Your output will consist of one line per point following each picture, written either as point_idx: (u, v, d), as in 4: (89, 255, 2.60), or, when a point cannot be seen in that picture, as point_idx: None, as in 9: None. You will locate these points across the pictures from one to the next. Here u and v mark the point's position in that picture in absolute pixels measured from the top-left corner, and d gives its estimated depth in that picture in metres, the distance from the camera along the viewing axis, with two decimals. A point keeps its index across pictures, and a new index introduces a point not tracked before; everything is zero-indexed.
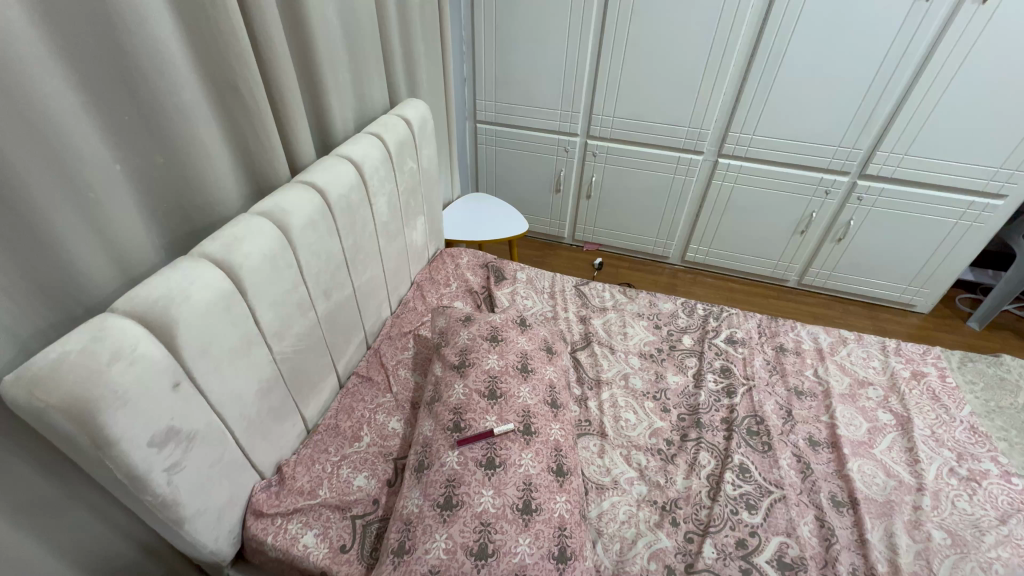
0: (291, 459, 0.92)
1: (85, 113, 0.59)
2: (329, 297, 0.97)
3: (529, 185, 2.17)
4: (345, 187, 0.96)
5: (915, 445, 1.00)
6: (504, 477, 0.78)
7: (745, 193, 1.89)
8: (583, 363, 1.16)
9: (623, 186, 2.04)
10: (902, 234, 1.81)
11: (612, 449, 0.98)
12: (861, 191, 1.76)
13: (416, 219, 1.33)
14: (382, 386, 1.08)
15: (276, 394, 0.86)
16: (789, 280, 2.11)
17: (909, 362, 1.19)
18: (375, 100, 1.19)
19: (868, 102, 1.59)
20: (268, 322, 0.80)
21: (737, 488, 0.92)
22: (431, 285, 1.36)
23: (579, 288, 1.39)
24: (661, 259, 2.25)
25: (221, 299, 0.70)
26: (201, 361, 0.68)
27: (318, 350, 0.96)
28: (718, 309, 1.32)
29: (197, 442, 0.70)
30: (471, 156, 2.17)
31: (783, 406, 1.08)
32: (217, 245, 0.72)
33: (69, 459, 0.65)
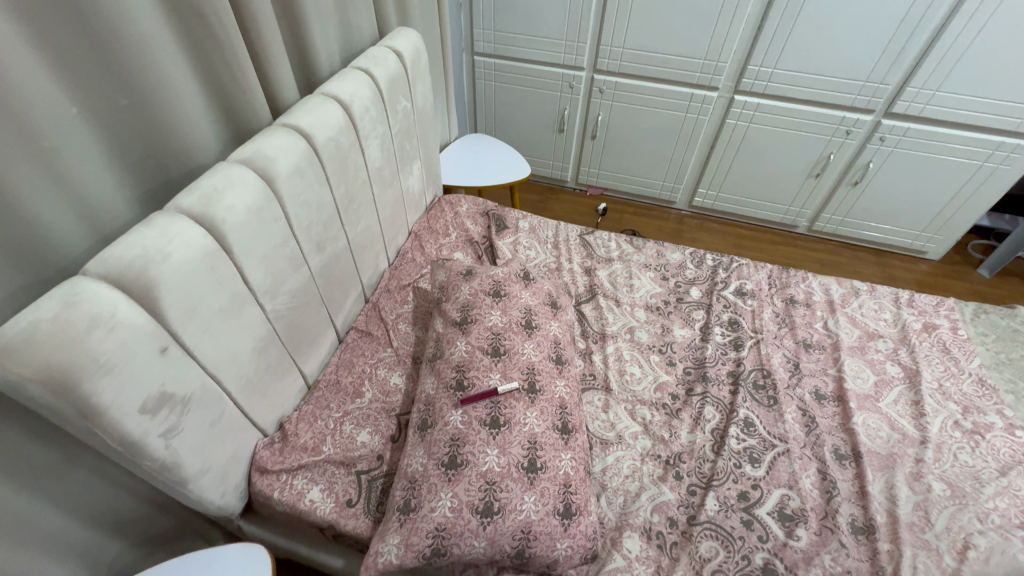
0: (292, 416, 0.91)
1: (27, 49, 0.51)
2: (323, 250, 0.92)
3: (531, 124, 2.04)
4: (333, 130, 0.88)
5: (922, 398, 0.99)
6: (509, 437, 0.77)
7: (760, 133, 1.78)
8: (588, 316, 1.13)
9: (631, 126, 1.92)
10: (922, 178, 1.72)
11: (617, 403, 0.97)
12: (885, 131, 1.65)
13: (412, 164, 1.24)
14: (382, 341, 1.06)
15: (272, 353, 0.83)
16: (799, 226, 2.04)
17: (921, 314, 1.16)
18: (361, 29, 1.07)
19: (903, 33, 1.45)
20: (259, 279, 0.76)
21: (741, 442, 0.91)
22: (430, 235, 1.30)
23: (584, 237, 1.33)
24: (668, 204, 2.17)
25: (205, 258, 0.64)
26: (188, 324, 0.64)
27: (313, 306, 0.93)
28: (728, 259, 1.27)
29: (193, 406, 0.68)
30: (468, 92, 2.03)
31: (791, 360, 1.06)
32: (195, 198, 0.65)
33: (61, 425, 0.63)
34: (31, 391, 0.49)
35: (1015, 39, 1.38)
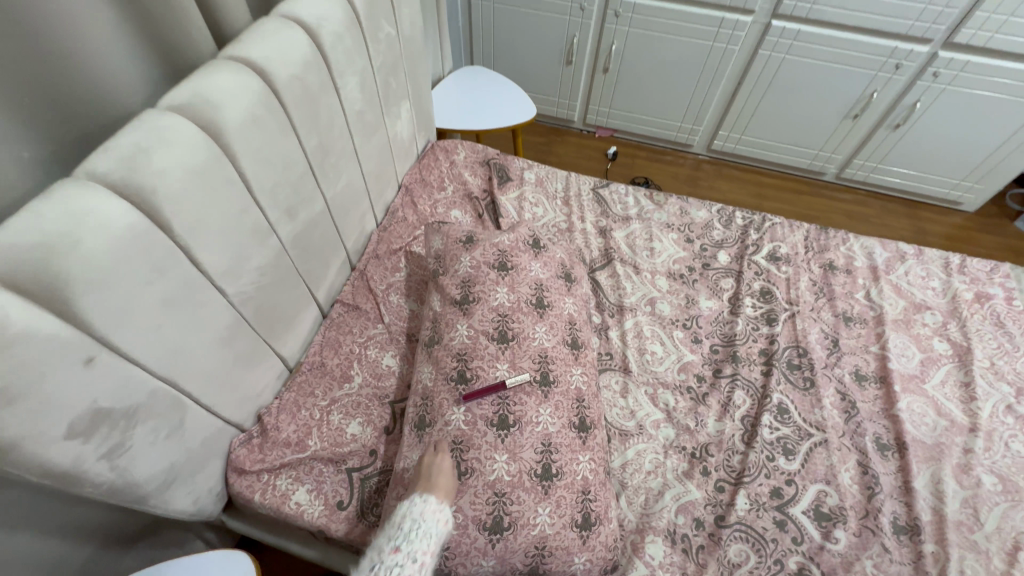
0: (272, 406, 0.80)
1: None
2: (295, 216, 0.77)
3: (534, 54, 1.80)
4: (297, 64, 0.70)
5: (973, 379, 0.89)
6: (519, 439, 0.67)
7: (796, 66, 1.57)
8: (603, 286, 1.00)
9: (649, 57, 1.69)
10: (973, 121, 1.54)
11: (637, 387, 0.87)
12: (940, 65, 1.45)
13: (399, 105, 1.06)
14: (371, 316, 0.93)
15: (241, 342, 0.71)
16: (826, 174, 1.87)
17: (973, 282, 1.04)
18: None
19: None
20: (215, 259, 0.62)
21: (774, 431, 0.82)
22: (422, 189, 1.14)
23: (598, 191, 1.17)
24: (684, 147, 1.98)
25: (133, 241, 0.50)
26: (123, 324, 0.51)
27: (288, 282, 0.79)
28: (760, 218, 1.13)
29: (141, 418, 0.56)
30: (463, 15, 1.77)
31: (829, 335, 0.95)
32: (112, 160, 0.50)
33: None
34: None
35: None
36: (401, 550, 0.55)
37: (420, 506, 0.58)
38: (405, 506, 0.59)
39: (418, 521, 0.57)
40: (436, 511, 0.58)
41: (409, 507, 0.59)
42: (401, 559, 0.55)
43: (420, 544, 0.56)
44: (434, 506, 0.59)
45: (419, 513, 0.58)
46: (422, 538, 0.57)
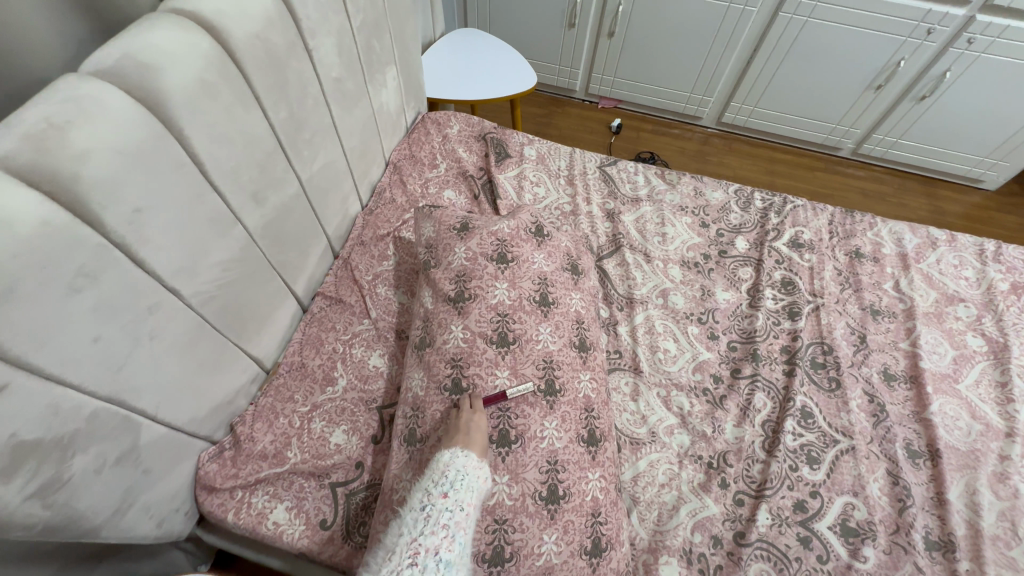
0: (246, 414, 0.72)
1: None
2: (264, 202, 0.67)
3: (533, 16, 1.66)
4: (258, 21, 0.59)
5: (1010, 379, 0.83)
6: (522, 457, 0.59)
7: (819, 30, 1.45)
8: (611, 276, 0.91)
9: (658, 20, 1.56)
10: (1004, 93, 1.44)
11: (648, 389, 0.79)
12: (976, 30, 1.33)
13: (384, 72, 0.94)
14: (357, 310, 0.85)
15: (204, 347, 0.62)
16: (842, 149, 1.77)
17: (1009, 272, 0.96)
18: None
19: None
20: (164, 256, 0.53)
21: (797, 438, 0.76)
22: (412, 166, 1.03)
23: (605, 170, 1.07)
24: (692, 120, 1.86)
25: (49, 240, 0.41)
26: (42, 341, 0.42)
27: (258, 277, 0.70)
28: (781, 201, 1.04)
29: (80, 445, 0.48)
30: None
31: (855, 331, 0.88)
32: (16, 139, 0.40)
33: None
34: None
35: None
36: (450, 496, 0.53)
37: (463, 455, 0.56)
38: (445, 456, 0.56)
39: (462, 470, 0.55)
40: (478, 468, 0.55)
41: (451, 455, 0.56)
42: (451, 504, 0.52)
43: (466, 494, 0.53)
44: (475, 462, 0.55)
45: (462, 462, 0.55)
46: (467, 487, 0.54)
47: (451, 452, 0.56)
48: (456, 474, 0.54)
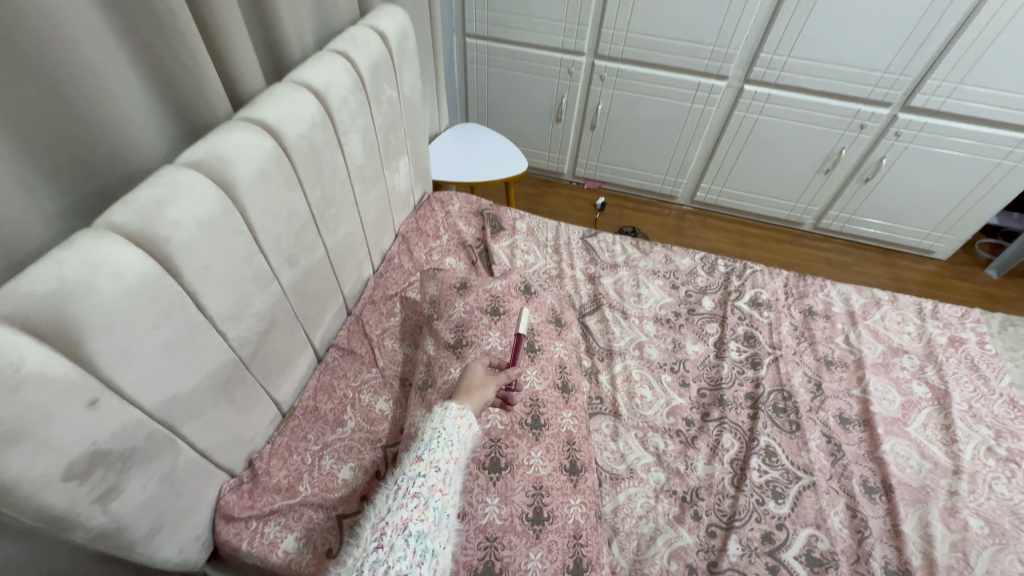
0: (264, 451, 0.80)
1: None
2: (296, 264, 0.80)
3: (526, 112, 1.92)
4: (305, 125, 0.76)
5: (952, 422, 0.92)
6: (511, 482, 0.67)
7: (769, 125, 1.69)
8: (593, 331, 1.03)
9: (633, 116, 1.81)
10: (936, 176, 1.65)
11: (627, 430, 0.88)
12: (901, 125, 1.57)
13: (398, 159, 1.12)
14: (366, 360, 0.95)
15: (238, 386, 0.72)
16: (804, 224, 1.97)
17: (946, 327, 1.09)
18: (340, 8, 0.94)
19: (931, 18, 1.35)
20: (219, 304, 0.65)
21: (763, 475, 0.83)
22: (418, 237, 1.19)
23: (587, 240, 1.23)
24: (668, 199, 2.08)
25: (144, 287, 0.53)
26: (125, 368, 0.53)
27: (286, 327, 0.81)
28: (741, 266, 1.18)
29: (136, 461, 0.57)
30: (459, 77, 1.90)
31: (812, 379, 0.98)
32: (130, 213, 0.53)
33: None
34: None
35: None
36: (423, 460, 0.57)
37: (441, 420, 0.62)
38: (427, 423, 0.63)
39: (440, 431, 0.60)
40: (460, 416, 0.63)
41: (430, 424, 0.62)
42: (424, 468, 0.56)
43: (442, 452, 0.58)
44: (458, 411, 0.63)
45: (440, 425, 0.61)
46: (446, 445, 0.59)
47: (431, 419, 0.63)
48: (434, 435, 0.60)
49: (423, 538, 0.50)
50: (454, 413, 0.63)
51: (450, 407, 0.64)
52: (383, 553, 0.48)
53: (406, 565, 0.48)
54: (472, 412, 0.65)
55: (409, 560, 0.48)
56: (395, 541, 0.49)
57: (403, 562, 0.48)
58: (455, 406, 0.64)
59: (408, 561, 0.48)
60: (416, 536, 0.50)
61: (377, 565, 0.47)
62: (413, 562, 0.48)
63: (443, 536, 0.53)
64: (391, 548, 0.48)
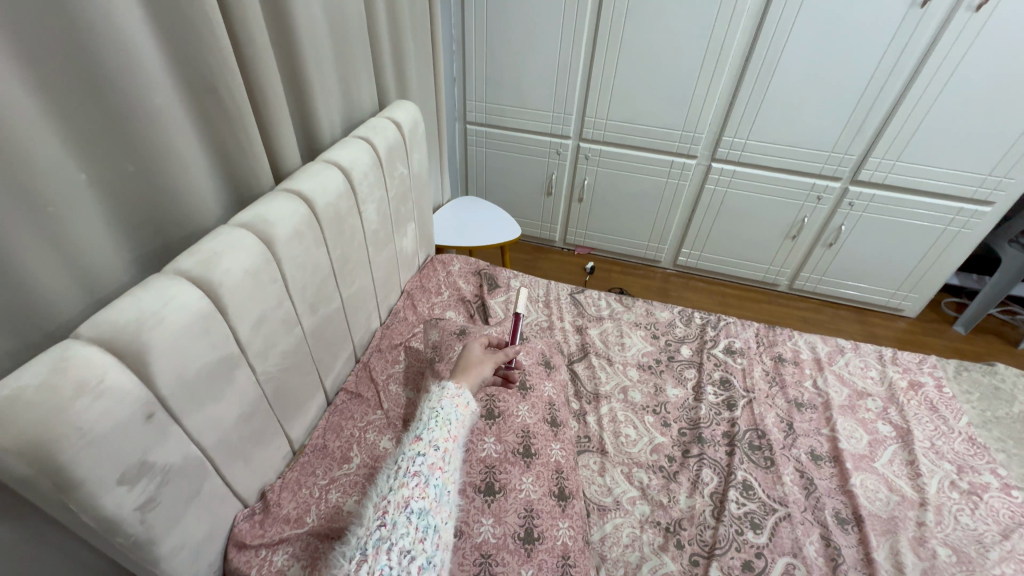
0: (275, 484, 0.86)
1: (45, 123, 0.52)
2: (317, 311, 0.92)
3: (520, 187, 2.13)
4: (333, 194, 0.91)
5: (916, 458, 0.99)
6: (504, 504, 0.74)
7: (737, 197, 1.89)
8: (581, 376, 1.12)
9: (615, 190, 2.02)
10: (892, 240, 1.82)
11: (613, 466, 0.95)
12: (853, 196, 1.76)
13: (406, 225, 1.28)
14: (372, 403, 1.02)
15: (259, 417, 0.80)
16: (780, 285, 2.11)
17: (906, 372, 1.18)
18: (364, 102, 1.14)
19: (863, 107, 1.59)
20: (253, 341, 0.75)
21: (741, 506, 0.89)
22: (422, 294, 1.31)
23: (575, 296, 1.35)
24: (652, 263, 2.24)
25: (199, 321, 0.64)
26: (176, 389, 0.62)
27: (304, 368, 0.91)
28: (715, 318, 1.30)
29: (172, 476, 0.64)
30: (461, 158, 2.13)
31: (784, 419, 1.06)
32: (193, 261, 0.66)
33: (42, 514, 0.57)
34: (6, 462, 0.46)
35: (962, 114, 1.53)
36: (421, 441, 0.67)
37: (439, 400, 0.74)
38: (428, 405, 0.74)
39: (439, 409, 0.72)
40: (456, 393, 0.75)
41: (429, 404, 0.74)
42: (422, 449, 0.66)
43: (439, 431, 0.69)
44: (454, 392, 0.76)
45: (438, 403, 0.73)
46: (443, 421, 0.70)
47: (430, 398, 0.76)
48: (433, 414, 0.71)
49: (424, 515, 0.59)
50: (451, 393, 0.76)
51: (446, 387, 0.76)
52: (386, 531, 0.57)
53: (409, 540, 0.57)
54: (468, 390, 0.77)
55: (411, 536, 0.57)
56: (398, 519, 0.58)
57: (405, 539, 0.56)
58: (452, 386, 0.77)
59: (410, 538, 0.57)
60: (418, 513, 0.59)
61: (381, 541, 0.56)
62: (415, 538, 0.57)
63: (442, 511, 0.62)
64: (393, 526, 0.57)
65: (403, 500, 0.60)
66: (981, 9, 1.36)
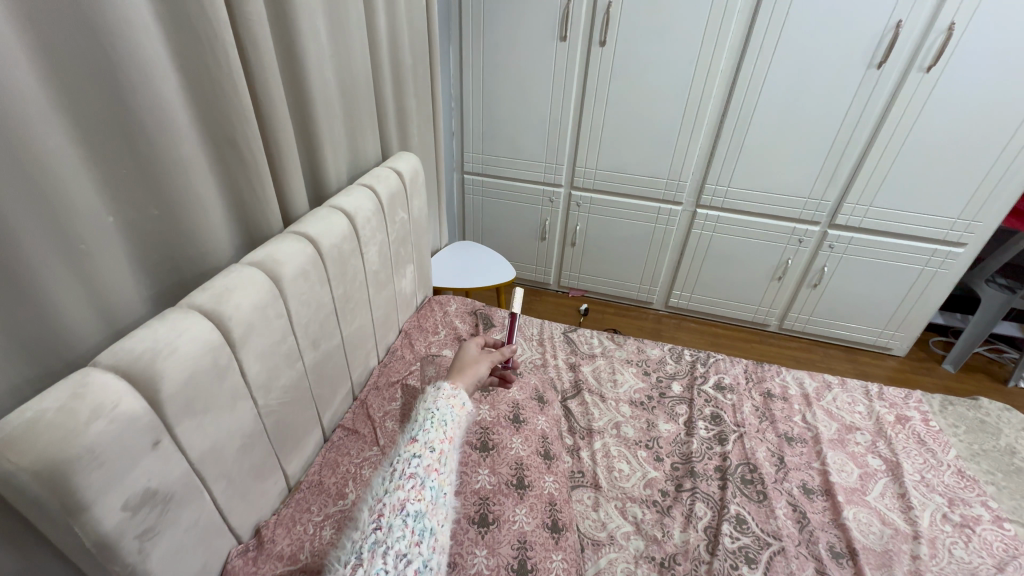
0: (270, 521, 0.86)
1: (85, 171, 0.58)
2: (318, 347, 0.96)
3: (515, 233, 2.22)
4: (337, 237, 0.97)
5: (907, 490, 1.00)
6: (498, 534, 0.77)
7: (723, 240, 1.97)
8: (574, 413, 1.14)
9: (606, 234, 2.11)
10: (873, 280, 1.89)
11: (607, 501, 0.96)
12: (832, 239, 1.85)
13: (405, 267, 1.34)
14: (368, 439, 1.02)
15: (259, 450, 0.82)
16: (770, 325, 2.16)
17: (893, 406, 1.21)
18: (369, 153, 1.23)
19: (833, 156, 1.70)
20: (257, 373, 0.78)
21: (735, 541, 0.89)
22: (420, 333, 1.35)
23: (568, 335, 1.39)
24: (645, 305, 2.29)
25: (209, 352, 0.68)
26: (183, 417, 0.65)
27: (304, 403, 0.93)
28: (704, 355, 1.34)
29: (173, 506, 0.65)
30: (458, 206, 2.24)
31: (775, 453, 1.08)
32: (206, 297, 0.70)
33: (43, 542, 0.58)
34: (22, 482, 0.48)
35: (925, 162, 1.64)
36: (417, 443, 0.74)
37: (434, 401, 0.81)
38: (423, 406, 0.81)
39: (434, 410, 0.79)
40: (451, 394, 0.83)
41: (425, 406, 0.81)
42: (418, 451, 0.73)
43: (434, 434, 0.75)
44: (450, 392, 0.83)
45: (433, 404, 0.80)
46: (438, 422, 0.77)
47: (427, 398, 0.83)
48: (428, 415, 0.78)
49: (420, 518, 0.65)
50: (446, 393, 0.83)
51: (443, 387, 0.84)
52: (382, 534, 0.62)
53: (405, 544, 0.62)
54: (463, 391, 0.85)
55: (407, 540, 0.63)
56: (394, 523, 0.63)
57: (401, 542, 0.62)
58: (447, 387, 0.85)
59: (406, 541, 0.62)
60: (414, 516, 0.65)
61: (377, 544, 0.61)
62: (411, 541, 0.63)
63: (438, 513, 0.68)
64: (389, 530, 0.63)
65: (399, 503, 0.66)
66: (931, 69, 1.49)
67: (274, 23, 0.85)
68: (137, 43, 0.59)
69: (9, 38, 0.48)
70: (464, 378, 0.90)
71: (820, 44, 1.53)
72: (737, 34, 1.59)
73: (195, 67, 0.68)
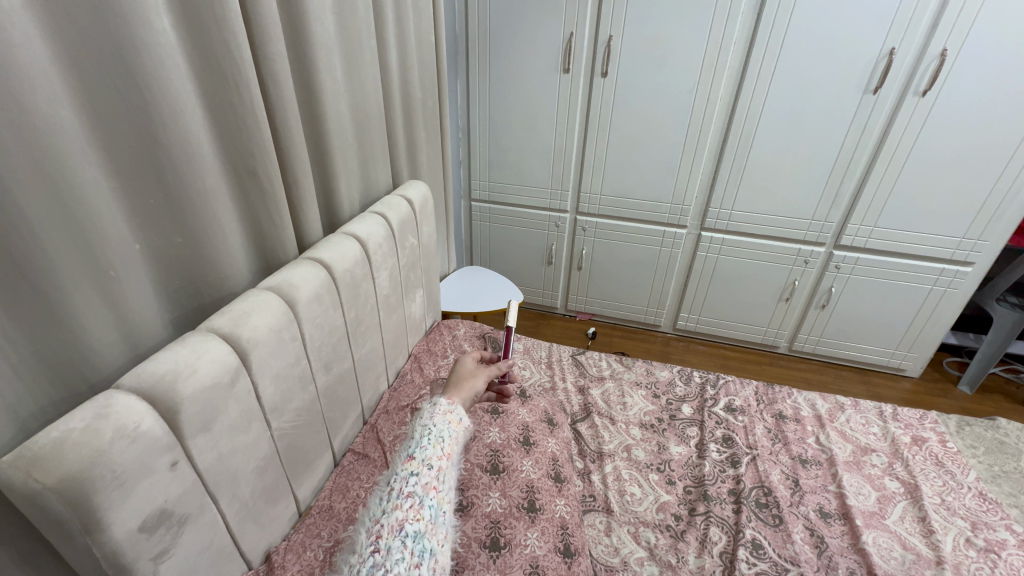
0: (280, 547, 0.84)
1: (113, 199, 0.61)
2: (330, 369, 0.97)
3: (522, 257, 2.25)
4: (350, 262, 0.99)
5: (927, 513, 0.98)
6: (508, 559, 0.78)
7: (728, 261, 1.98)
8: (584, 436, 1.14)
9: (612, 258, 2.13)
10: (882, 300, 1.89)
11: (620, 526, 0.94)
12: (838, 260, 1.86)
13: (415, 291, 1.36)
14: (379, 463, 1.02)
15: (272, 472, 0.82)
16: (779, 346, 2.14)
17: (908, 428, 1.19)
18: (380, 181, 1.27)
19: (834, 179, 1.73)
20: (271, 396, 0.80)
21: (752, 566, 0.88)
22: (429, 356, 1.36)
23: (576, 357, 1.39)
24: (653, 327, 2.29)
25: (227, 374, 0.69)
26: (200, 438, 0.66)
27: (316, 426, 0.94)
28: (714, 376, 1.33)
29: (187, 528, 0.65)
30: (465, 231, 2.28)
31: (790, 475, 1.06)
32: (227, 321, 0.73)
33: (55, 565, 0.58)
34: (47, 501, 0.50)
35: (927, 183, 1.66)
36: (415, 460, 0.75)
37: (430, 417, 0.83)
38: (422, 422, 0.83)
39: (431, 426, 0.81)
40: (448, 410, 0.84)
41: (423, 422, 0.82)
42: (416, 468, 0.74)
43: (428, 451, 0.77)
44: (447, 408, 0.85)
45: (430, 421, 0.82)
46: (436, 439, 0.79)
47: (425, 415, 0.85)
48: (427, 432, 0.80)
49: (420, 539, 0.66)
50: (444, 409, 0.85)
51: (440, 403, 0.86)
52: (380, 557, 0.63)
53: (405, 566, 0.63)
54: (460, 407, 0.87)
55: (407, 562, 0.63)
56: (393, 545, 0.64)
57: (400, 564, 0.62)
58: (444, 402, 0.87)
59: (405, 563, 0.63)
60: (413, 536, 0.66)
61: (375, 567, 0.62)
62: (410, 564, 0.63)
63: (438, 534, 0.69)
64: (388, 552, 0.63)
65: (397, 523, 0.67)
66: (926, 93, 1.53)
67: (293, 62, 0.90)
68: (169, 83, 0.63)
69: (53, 81, 0.52)
70: (461, 393, 0.92)
71: (814, 76, 1.59)
72: (734, 62, 1.65)
73: (220, 101, 0.72)
